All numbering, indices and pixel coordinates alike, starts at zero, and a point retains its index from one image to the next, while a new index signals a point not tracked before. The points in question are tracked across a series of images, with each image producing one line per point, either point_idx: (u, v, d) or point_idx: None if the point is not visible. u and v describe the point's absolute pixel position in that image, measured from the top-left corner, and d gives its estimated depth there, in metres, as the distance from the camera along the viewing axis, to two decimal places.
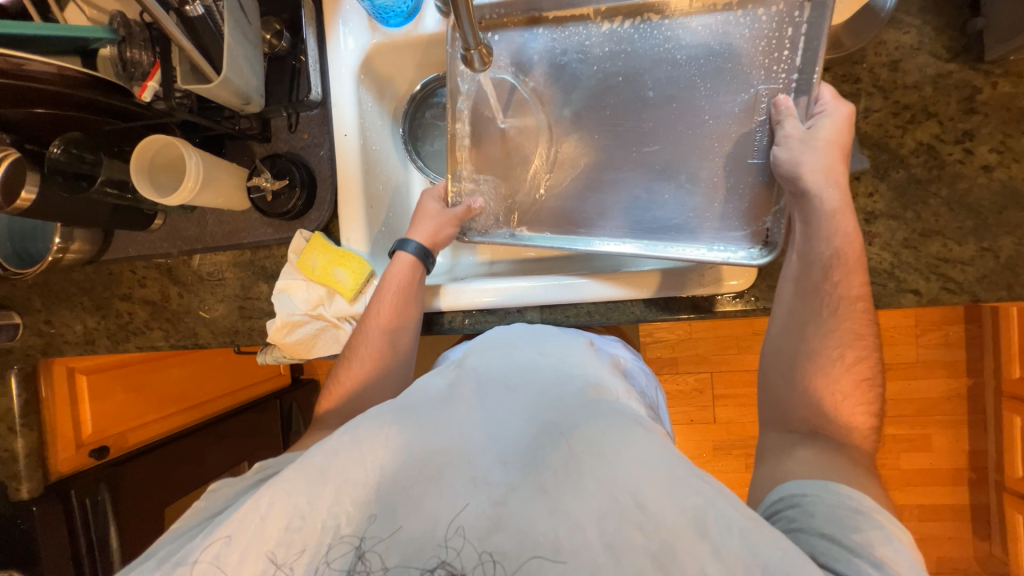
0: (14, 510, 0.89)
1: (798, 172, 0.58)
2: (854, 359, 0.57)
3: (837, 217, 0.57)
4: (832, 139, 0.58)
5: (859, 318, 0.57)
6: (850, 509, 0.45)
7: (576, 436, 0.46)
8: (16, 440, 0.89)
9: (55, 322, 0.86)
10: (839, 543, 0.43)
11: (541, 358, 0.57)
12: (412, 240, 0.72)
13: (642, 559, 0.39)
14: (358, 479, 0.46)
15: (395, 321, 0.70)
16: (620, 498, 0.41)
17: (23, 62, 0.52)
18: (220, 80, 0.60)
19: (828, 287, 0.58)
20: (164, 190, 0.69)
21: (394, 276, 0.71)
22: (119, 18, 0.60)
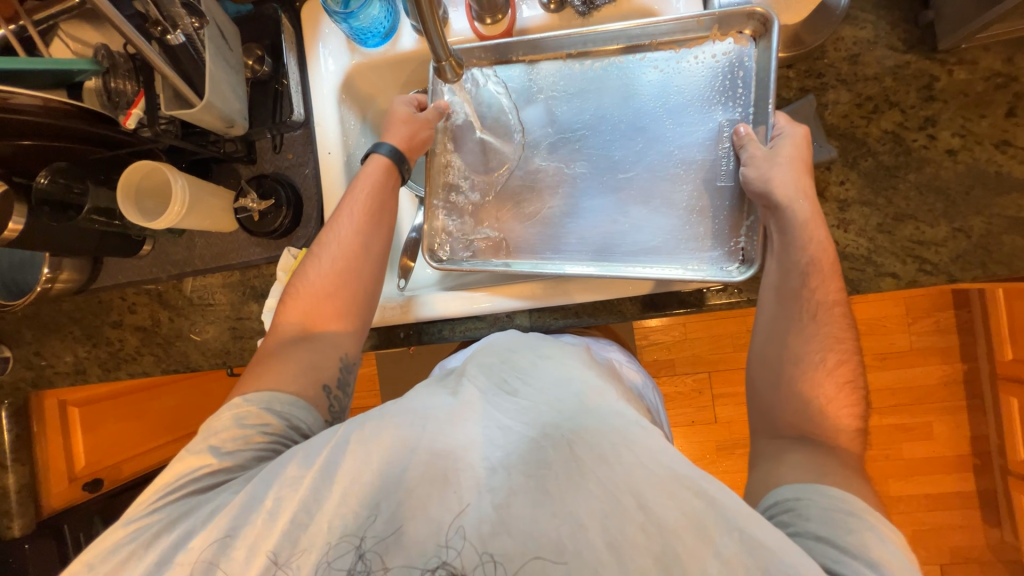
0: (6, 548, 0.88)
1: (769, 186, 0.61)
2: (837, 363, 0.57)
3: (810, 226, 0.60)
4: (794, 155, 0.61)
5: (837, 322, 0.59)
6: (844, 512, 0.45)
7: (581, 440, 0.44)
8: (8, 476, 0.88)
9: (46, 353, 0.86)
10: (835, 543, 0.43)
11: (543, 363, 0.51)
12: (385, 142, 0.71)
13: (643, 559, 0.39)
14: (364, 479, 0.46)
15: (368, 221, 0.69)
16: (623, 500, 0.41)
17: (9, 96, 0.54)
18: (204, 104, 0.62)
19: (813, 291, 0.59)
20: (150, 215, 0.70)
21: (367, 177, 0.70)
22: (103, 51, 0.62)
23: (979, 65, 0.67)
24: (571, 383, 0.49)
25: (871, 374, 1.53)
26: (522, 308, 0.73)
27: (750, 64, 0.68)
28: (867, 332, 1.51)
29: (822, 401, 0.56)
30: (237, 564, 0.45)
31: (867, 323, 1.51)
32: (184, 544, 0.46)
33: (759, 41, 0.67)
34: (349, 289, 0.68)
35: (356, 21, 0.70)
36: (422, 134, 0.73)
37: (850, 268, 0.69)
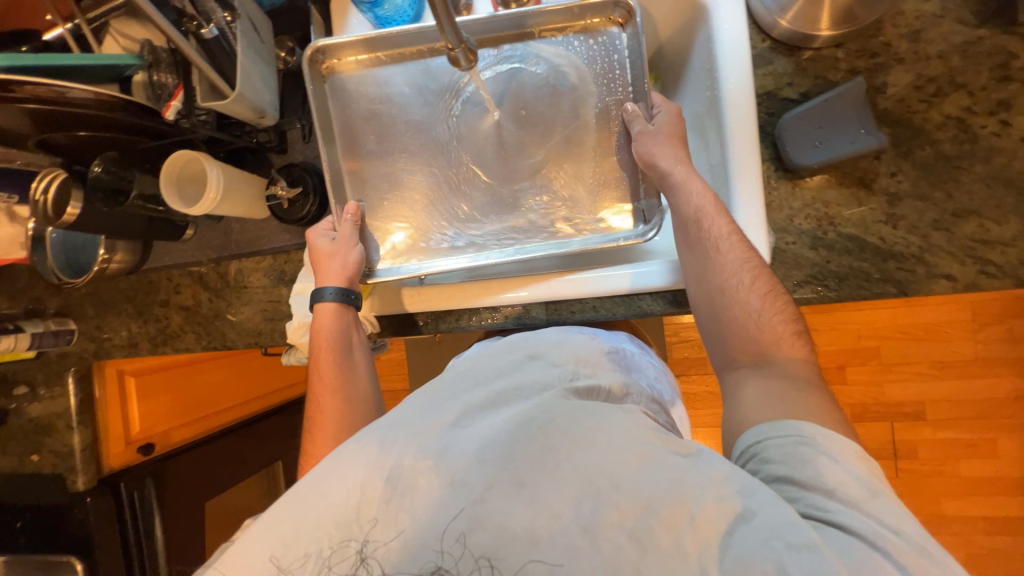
0: (73, 500, 0.98)
1: (654, 158, 0.66)
2: (752, 280, 0.59)
3: (687, 184, 0.64)
4: (669, 129, 0.67)
5: (740, 247, 0.60)
6: (802, 447, 0.47)
7: (553, 426, 0.46)
8: (74, 436, 0.97)
9: (105, 327, 0.95)
10: (799, 479, 0.45)
11: (530, 363, 0.55)
12: (326, 286, 0.69)
13: (619, 538, 0.41)
14: (338, 501, 0.44)
15: (343, 363, 0.70)
16: (598, 482, 0.43)
17: (65, 90, 0.58)
18: (236, 96, 0.64)
19: (714, 230, 0.61)
20: (190, 201, 0.74)
21: (321, 328, 0.71)
22: (147, 47, 0.67)
23: None
24: (550, 381, 0.53)
25: (927, 383, 1.40)
26: (540, 299, 0.71)
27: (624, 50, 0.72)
28: (924, 337, 1.39)
29: (761, 317, 0.58)
30: (244, 568, 0.44)
31: (926, 327, 1.38)
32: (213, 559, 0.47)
33: (626, 28, 0.72)
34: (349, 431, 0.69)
35: (382, 10, 0.71)
36: (354, 254, 0.70)
37: (897, 268, 0.63)
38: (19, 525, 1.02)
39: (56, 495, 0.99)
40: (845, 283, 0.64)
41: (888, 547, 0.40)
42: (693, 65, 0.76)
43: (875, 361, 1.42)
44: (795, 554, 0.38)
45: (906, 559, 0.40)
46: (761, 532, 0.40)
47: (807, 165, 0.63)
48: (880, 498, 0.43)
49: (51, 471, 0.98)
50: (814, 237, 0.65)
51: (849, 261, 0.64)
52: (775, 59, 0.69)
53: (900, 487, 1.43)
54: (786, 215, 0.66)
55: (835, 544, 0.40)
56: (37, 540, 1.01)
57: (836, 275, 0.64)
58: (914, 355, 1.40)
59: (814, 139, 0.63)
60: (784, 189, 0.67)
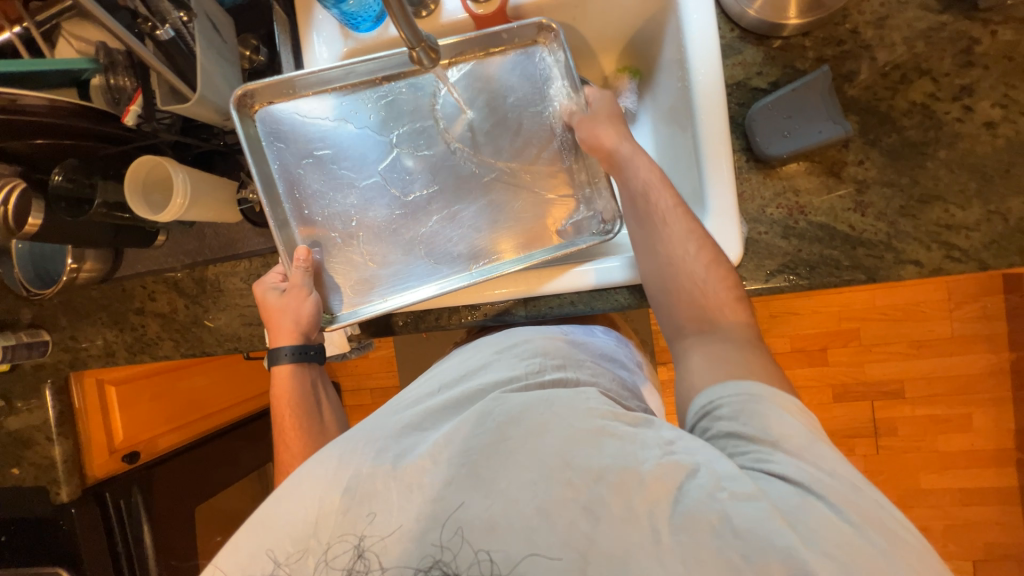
0: (57, 511, 0.97)
1: (598, 138, 0.67)
2: (698, 248, 0.60)
3: (635, 157, 0.65)
4: (604, 110, 0.70)
5: (684, 219, 0.61)
6: (750, 400, 0.48)
7: (507, 415, 0.47)
8: (54, 448, 0.96)
9: (80, 337, 0.93)
10: (747, 434, 0.46)
11: (494, 358, 0.58)
12: (283, 347, 0.71)
13: (573, 512, 0.41)
14: (302, 518, 0.45)
15: (310, 423, 0.70)
16: (551, 463, 0.43)
17: (17, 97, 0.56)
18: (197, 98, 0.63)
19: (659, 203, 0.62)
20: (158, 208, 0.73)
21: (282, 393, 0.71)
22: (102, 50, 0.64)
23: None
24: (513, 371, 0.55)
25: (905, 362, 1.44)
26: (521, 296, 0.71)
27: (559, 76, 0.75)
28: (903, 318, 1.42)
29: (705, 284, 0.58)
30: (236, 567, 0.45)
31: (903, 308, 1.41)
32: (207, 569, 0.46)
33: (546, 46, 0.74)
34: None
35: (347, 6, 0.69)
36: (307, 305, 0.71)
37: (867, 255, 0.64)
38: (3, 539, 1.01)
39: (39, 507, 0.98)
40: (817, 271, 0.65)
41: (826, 493, 0.41)
42: (666, 56, 0.76)
43: (855, 343, 1.45)
44: (736, 501, 0.40)
45: (844, 503, 0.41)
46: (705, 493, 0.41)
47: (777, 155, 0.64)
48: (820, 446, 0.44)
49: (33, 484, 0.97)
50: (786, 226, 0.66)
51: (820, 249, 0.65)
52: (744, 48, 0.69)
53: (880, 464, 1.47)
54: (759, 205, 0.67)
55: (773, 494, 0.41)
56: (23, 552, 1.01)
57: (808, 263, 0.65)
58: (893, 336, 1.43)
59: (782, 129, 0.64)
60: (756, 179, 0.67)
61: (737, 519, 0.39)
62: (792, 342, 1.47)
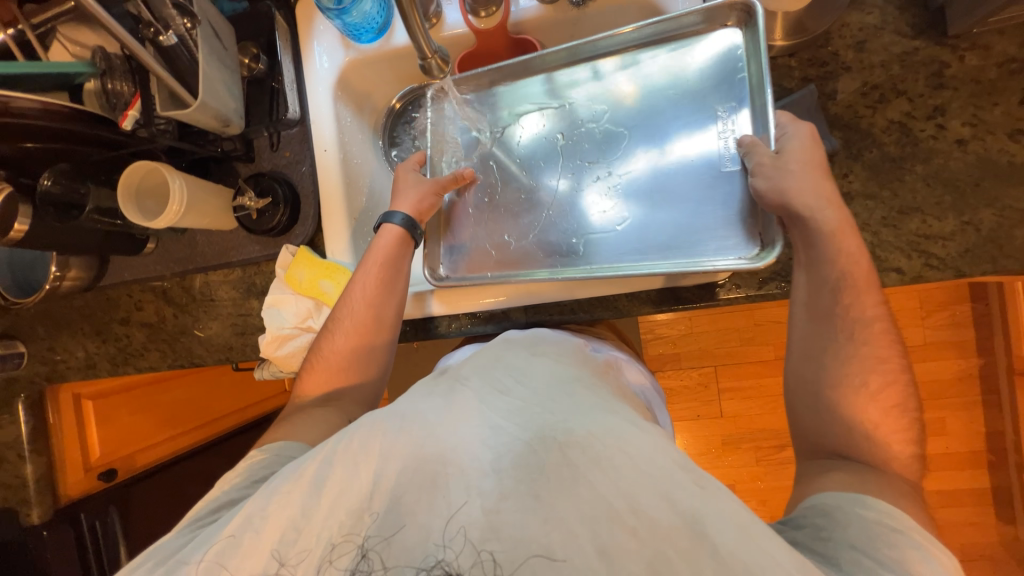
0: (26, 535, 0.91)
1: (788, 198, 0.55)
2: (855, 345, 0.55)
3: (840, 239, 0.55)
4: (806, 161, 0.56)
5: (880, 340, 0.54)
6: (888, 528, 0.45)
7: (571, 439, 0.44)
8: (25, 466, 0.91)
9: (58, 349, 0.89)
10: (874, 557, 0.43)
11: (535, 361, 0.55)
12: (397, 211, 0.68)
13: (632, 562, 0.39)
14: (349, 489, 0.45)
15: (382, 290, 0.68)
16: (614, 503, 0.41)
17: (11, 100, 0.55)
18: (198, 104, 0.62)
19: (844, 308, 0.55)
20: (151, 214, 0.71)
21: (382, 247, 0.68)
22: (99, 53, 0.63)
23: (992, 50, 0.65)
24: (567, 386, 0.51)
25: None
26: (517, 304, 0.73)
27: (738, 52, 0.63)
28: None
29: None
30: (245, 564, 0.45)
31: None
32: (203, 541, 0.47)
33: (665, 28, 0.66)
34: (370, 352, 0.69)
35: (350, 17, 0.71)
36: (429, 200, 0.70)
37: None
38: None
39: (6, 530, 0.92)
40: None
41: None
42: None
43: None
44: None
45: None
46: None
47: None
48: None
49: (1, 506, 0.91)
50: None
51: None
52: None
53: None
54: None
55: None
56: None
57: None
58: None
59: None
60: None
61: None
62: (777, 350, 1.47)
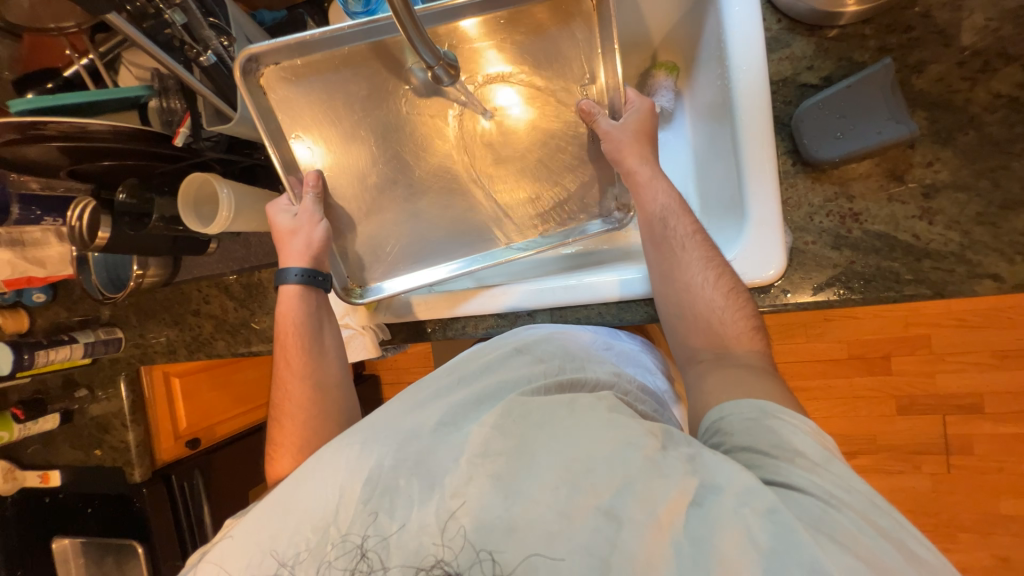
0: (131, 490, 1.08)
1: (620, 155, 0.64)
2: (717, 276, 0.58)
3: (654, 183, 0.63)
4: (639, 126, 0.66)
5: (703, 247, 0.60)
6: (760, 414, 0.48)
7: (530, 418, 0.48)
8: (129, 432, 1.07)
9: (147, 335, 1.02)
10: (763, 451, 0.46)
11: (518, 354, 0.59)
12: (290, 268, 0.67)
13: (596, 518, 0.41)
14: (320, 504, 0.46)
15: (312, 352, 0.69)
16: (571, 468, 0.43)
17: (85, 124, 0.61)
18: (238, 118, 0.65)
19: (673, 234, 0.61)
20: (208, 220, 0.78)
21: (288, 317, 0.69)
22: (157, 76, 0.70)
23: None
24: (533, 375, 0.56)
25: (984, 373, 1.29)
26: (544, 304, 0.72)
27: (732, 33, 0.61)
28: (983, 324, 1.27)
29: None
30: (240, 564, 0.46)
31: (985, 314, 1.27)
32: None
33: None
34: (325, 420, 0.67)
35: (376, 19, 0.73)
36: (318, 231, 0.67)
37: (933, 268, 0.57)
38: (90, 510, 1.14)
39: (116, 484, 1.10)
40: (872, 284, 0.59)
41: (843, 506, 0.41)
42: (706, 49, 0.71)
43: (924, 351, 1.31)
44: (760, 516, 0.39)
45: (866, 518, 0.41)
46: (730, 499, 0.41)
47: (828, 158, 0.58)
48: (836, 462, 0.45)
49: (112, 465, 1.09)
50: (836, 235, 0.60)
51: (876, 261, 0.59)
52: (793, 40, 0.62)
53: (950, 484, 1.33)
54: (806, 212, 0.62)
55: (796, 506, 0.41)
56: (105, 523, 1.13)
57: (862, 276, 0.59)
58: (970, 344, 1.29)
59: (834, 129, 0.58)
60: (803, 184, 0.62)
61: (759, 535, 0.38)
62: (848, 348, 1.35)
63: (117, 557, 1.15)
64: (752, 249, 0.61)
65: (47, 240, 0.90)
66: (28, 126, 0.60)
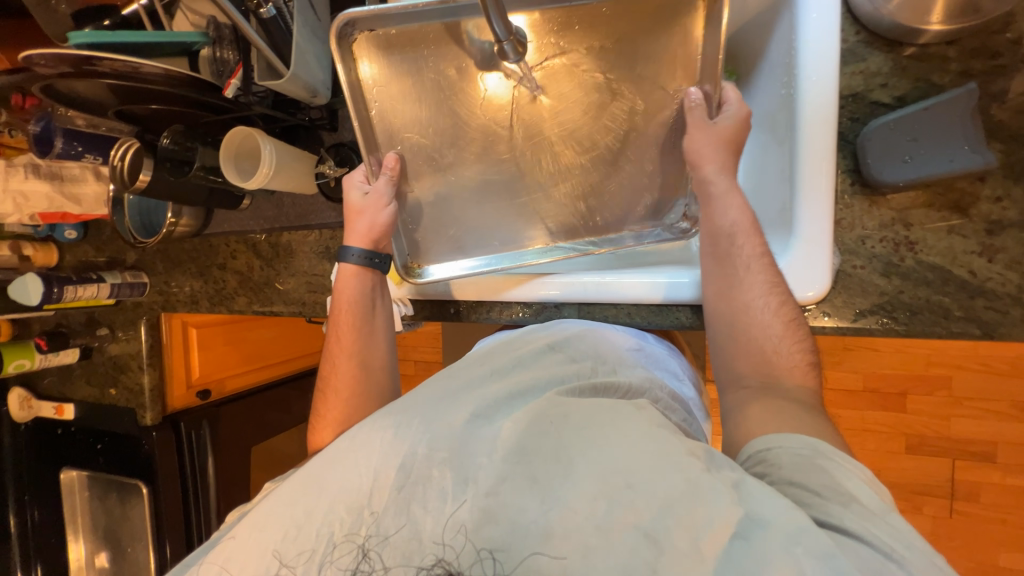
0: (141, 432, 1.11)
1: (698, 160, 0.62)
2: (779, 304, 0.57)
3: (729, 196, 0.61)
4: (727, 133, 0.62)
5: (769, 272, 0.58)
6: (811, 452, 0.46)
7: (567, 422, 0.47)
8: (143, 376, 1.09)
9: (172, 283, 1.03)
10: (811, 487, 0.43)
11: (551, 353, 0.59)
12: (350, 248, 0.71)
13: (634, 538, 0.40)
14: (352, 485, 0.46)
15: (366, 330, 0.72)
16: (612, 480, 0.42)
17: (138, 65, 0.61)
18: (290, 76, 0.65)
19: (741, 252, 0.59)
20: (246, 175, 0.78)
21: (347, 293, 0.72)
22: (212, 23, 0.69)
23: None
24: (570, 375, 0.55)
25: (1004, 423, 1.26)
26: (573, 298, 0.72)
27: (806, 43, 0.59)
28: (1010, 373, 1.24)
29: None
30: (244, 559, 0.45)
31: (1013, 363, 1.23)
32: (208, 554, 0.48)
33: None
34: (369, 396, 0.70)
35: None
36: (385, 214, 0.69)
37: (985, 307, 0.55)
38: (99, 447, 1.17)
39: (127, 425, 1.12)
40: (918, 317, 0.57)
41: (901, 559, 0.38)
42: (770, 56, 0.68)
43: (944, 393, 1.28)
44: (813, 559, 0.36)
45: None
46: (777, 536, 0.38)
47: (890, 181, 0.56)
48: (893, 515, 0.41)
49: (125, 405, 1.11)
50: (887, 262, 0.58)
51: (926, 293, 0.57)
52: (869, 55, 0.60)
53: (952, 530, 1.30)
54: (858, 235, 0.60)
55: (854, 554, 0.37)
56: (112, 461, 1.16)
57: (909, 307, 0.57)
58: (993, 392, 1.25)
59: (902, 152, 0.56)
60: (859, 206, 0.60)
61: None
62: (864, 380, 1.33)
63: (121, 494, 1.19)
64: (797, 266, 0.59)
65: (85, 177, 0.92)
66: (84, 61, 0.60)
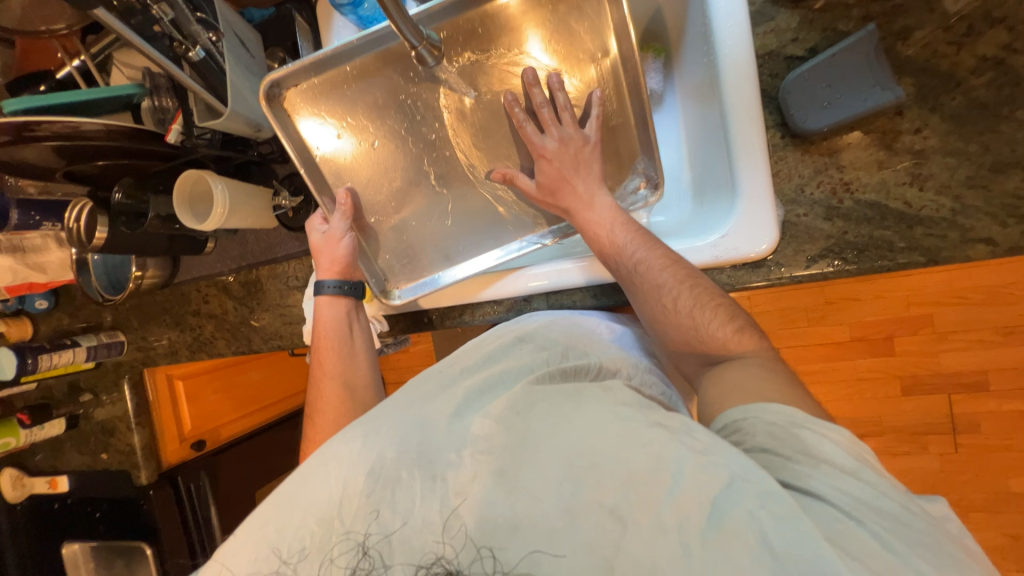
0: (138, 492, 1.09)
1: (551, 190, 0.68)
2: (675, 287, 0.58)
3: (583, 212, 0.66)
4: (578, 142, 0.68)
5: (656, 259, 0.60)
6: (788, 422, 0.45)
7: (530, 411, 0.49)
8: (134, 436, 1.07)
9: (149, 337, 1.03)
10: (784, 454, 0.43)
11: (517, 345, 0.59)
12: (326, 280, 0.73)
13: (599, 515, 0.42)
14: (322, 498, 0.46)
15: (344, 352, 0.72)
16: (576, 461, 0.44)
17: (77, 124, 0.61)
18: (230, 112, 0.67)
19: (623, 251, 0.63)
20: (204, 218, 0.79)
21: (326, 318, 0.74)
22: (147, 75, 0.70)
23: None
24: (538, 362, 0.56)
25: (989, 351, 1.28)
26: (539, 290, 0.72)
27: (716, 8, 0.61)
28: (985, 302, 1.26)
29: None
30: (241, 564, 0.46)
31: (987, 291, 1.25)
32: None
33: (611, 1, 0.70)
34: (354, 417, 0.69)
35: (363, 11, 0.72)
36: (341, 247, 0.72)
37: (926, 235, 0.57)
38: (98, 515, 1.15)
39: (125, 488, 1.10)
40: (865, 254, 0.59)
41: (864, 517, 0.39)
42: (691, 30, 0.70)
43: (927, 331, 1.30)
44: (775, 519, 0.38)
45: (886, 521, 0.39)
46: (749, 501, 0.39)
47: (815, 129, 0.58)
48: (868, 470, 0.42)
49: (119, 468, 1.10)
50: (828, 206, 0.60)
51: (869, 230, 0.59)
52: (777, 14, 0.63)
53: (957, 464, 1.32)
54: (796, 184, 0.62)
55: (816, 516, 0.39)
56: (113, 527, 1.14)
57: (855, 246, 0.59)
58: (972, 322, 1.28)
59: (821, 99, 0.58)
60: (793, 156, 0.62)
61: (773, 538, 0.37)
62: (850, 331, 1.35)
63: (127, 559, 1.17)
64: (742, 225, 0.61)
65: (47, 245, 0.91)
66: (22, 128, 0.61)
